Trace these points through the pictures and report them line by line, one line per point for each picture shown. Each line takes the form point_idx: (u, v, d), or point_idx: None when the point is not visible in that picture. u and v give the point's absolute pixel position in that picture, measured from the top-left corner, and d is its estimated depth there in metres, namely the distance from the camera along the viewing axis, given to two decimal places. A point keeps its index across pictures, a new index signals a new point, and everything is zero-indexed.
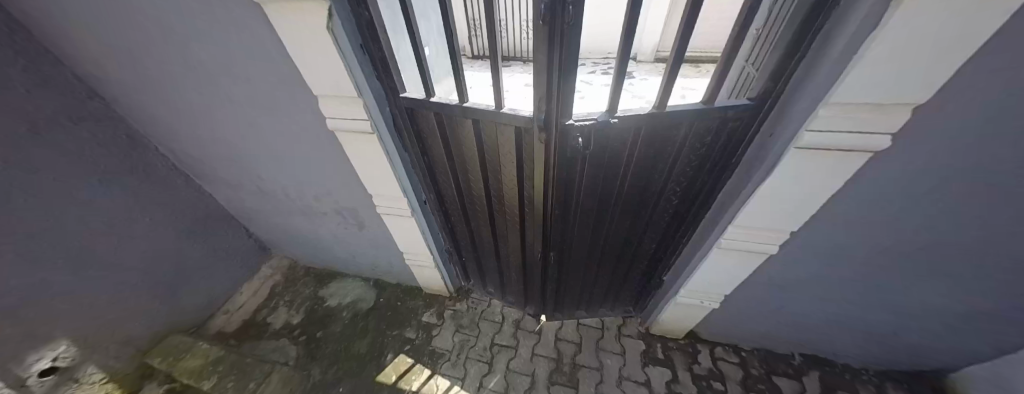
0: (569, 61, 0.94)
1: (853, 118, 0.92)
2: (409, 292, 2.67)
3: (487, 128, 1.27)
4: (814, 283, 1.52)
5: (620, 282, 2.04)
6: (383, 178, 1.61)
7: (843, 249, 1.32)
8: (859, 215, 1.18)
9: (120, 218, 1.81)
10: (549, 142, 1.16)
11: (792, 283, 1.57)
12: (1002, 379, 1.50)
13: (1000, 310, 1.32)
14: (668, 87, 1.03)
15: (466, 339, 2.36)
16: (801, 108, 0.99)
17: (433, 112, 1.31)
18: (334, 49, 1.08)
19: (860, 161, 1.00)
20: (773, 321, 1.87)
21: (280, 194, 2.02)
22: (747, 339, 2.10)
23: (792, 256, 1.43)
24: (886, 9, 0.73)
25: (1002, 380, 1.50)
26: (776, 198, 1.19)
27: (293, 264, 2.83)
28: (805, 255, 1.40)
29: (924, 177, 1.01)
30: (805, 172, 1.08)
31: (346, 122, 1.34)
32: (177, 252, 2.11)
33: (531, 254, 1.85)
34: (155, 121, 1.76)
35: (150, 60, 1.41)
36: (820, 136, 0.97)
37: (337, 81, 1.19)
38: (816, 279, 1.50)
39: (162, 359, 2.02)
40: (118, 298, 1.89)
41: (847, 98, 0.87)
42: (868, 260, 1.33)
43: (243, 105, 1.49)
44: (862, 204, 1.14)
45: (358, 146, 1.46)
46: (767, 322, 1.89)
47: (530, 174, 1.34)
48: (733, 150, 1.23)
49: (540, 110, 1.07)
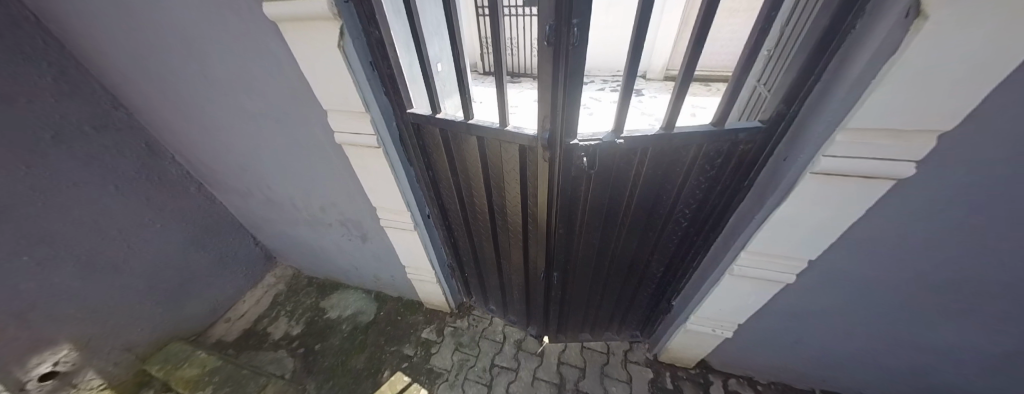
0: (574, 81, 0.93)
1: (873, 144, 0.87)
2: (410, 307, 2.63)
3: (491, 145, 1.27)
4: (836, 315, 1.42)
5: (626, 305, 1.96)
6: (387, 192, 1.61)
7: (867, 281, 1.24)
8: (884, 245, 1.11)
9: (131, 224, 1.85)
10: (553, 161, 1.15)
11: (811, 315, 1.47)
12: None
13: None
14: (677, 107, 1.01)
15: (465, 358, 2.29)
16: (817, 133, 0.95)
17: (438, 128, 1.31)
18: (344, 66, 1.11)
19: (882, 188, 0.95)
20: (791, 354, 1.75)
21: (287, 204, 2.04)
22: (763, 372, 1.98)
23: (811, 286, 1.35)
24: (906, 36, 0.71)
25: None
26: (792, 225, 1.14)
27: (297, 273, 2.84)
28: (825, 285, 1.32)
29: (956, 207, 0.94)
30: (822, 198, 1.03)
31: (352, 136, 1.35)
32: (185, 259, 2.13)
33: (534, 273, 1.80)
34: (173, 130, 1.82)
35: (171, 72, 1.47)
36: (839, 161, 0.93)
37: (345, 96, 1.21)
38: (838, 311, 1.40)
39: (160, 367, 2.01)
40: (122, 304, 1.90)
41: (866, 124, 0.84)
42: (895, 294, 1.24)
43: (255, 117, 1.52)
44: (886, 234, 1.07)
45: (364, 159, 1.47)
46: (785, 355, 1.78)
47: (534, 191, 1.32)
48: (746, 174, 1.18)
49: (543, 127, 1.06)
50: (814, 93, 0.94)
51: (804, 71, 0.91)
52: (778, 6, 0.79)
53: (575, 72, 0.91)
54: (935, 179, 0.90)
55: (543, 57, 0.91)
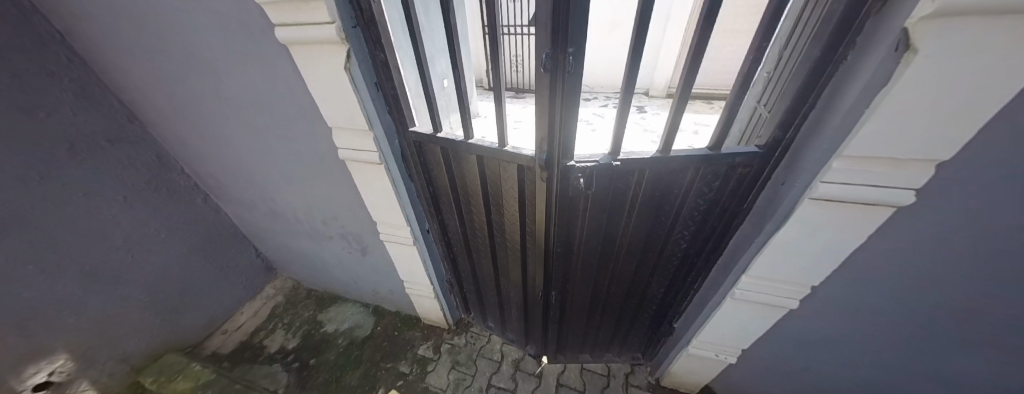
0: (571, 106, 0.95)
1: (871, 172, 0.87)
2: (407, 322, 2.60)
3: (490, 164, 1.28)
4: (843, 344, 1.38)
5: (626, 327, 1.93)
6: (388, 207, 1.62)
7: (873, 309, 1.20)
8: (889, 274, 1.08)
9: (136, 234, 1.88)
10: (551, 181, 1.16)
11: (817, 342, 1.43)
12: None
13: None
14: (674, 130, 1.02)
15: (461, 377, 2.24)
16: (814, 159, 0.95)
17: (439, 146, 1.33)
18: (350, 87, 1.15)
19: (881, 215, 0.94)
20: (798, 382, 1.69)
21: (290, 216, 2.06)
22: None
23: (815, 313, 1.32)
24: (896, 67, 0.73)
25: None
26: (792, 250, 1.12)
27: (296, 285, 2.83)
28: (830, 312, 1.29)
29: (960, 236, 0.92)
30: (821, 224, 1.02)
31: (355, 152, 1.38)
32: (186, 269, 2.15)
33: (532, 291, 1.78)
34: (184, 143, 1.88)
35: (184, 89, 1.53)
36: (836, 188, 0.92)
37: (350, 115, 1.25)
38: (845, 339, 1.36)
39: (154, 378, 1.99)
40: (122, 314, 1.91)
41: (862, 152, 0.84)
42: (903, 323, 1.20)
43: (263, 131, 1.56)
44: (891, 262, 1.05)
45: (366, 175, 1.49)
46: (792, 383, 1.71)
47: (532, 209, 1.32)
48: (744, 198, 1.18)
49: (541, 149, 1.08)
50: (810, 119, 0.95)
51: (799, 99, 0.92)
52: (770, 37, 0.81)
53: (572, 96, 0.93)
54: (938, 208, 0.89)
55: (541, 82, 0.94)
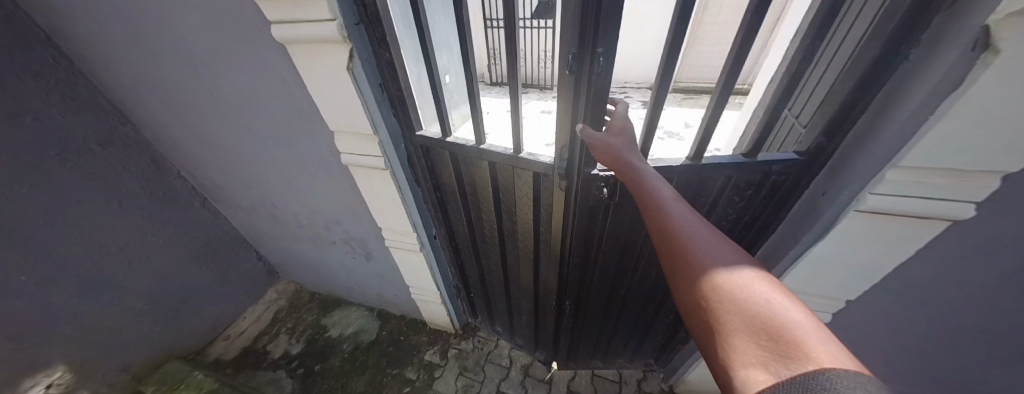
0: (596, 111, 0.87)
1: (927, 183, 0.79)
2: (413, 326, 2.55)
3: (503, 170, 1.20)
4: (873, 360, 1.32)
5: (639, 335, 1.87)
6: (394, 213, 1.55)
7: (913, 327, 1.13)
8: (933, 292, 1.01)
9: (133, 241, 1.81)
10: (569, 189, 1.09)
11: None
12: None
13: None
14: (706, 135, 0.94)
15: (469, 384, 2.19)
16: (863, 169, 0.87)
17: (448, 151, 1.25)
18: (353, 89, 1.06)
19: (934, 230, 0.86)
20: None
21: (291, 221, 2.00)
22: None
23: (847, 327, 1.25)
24: (972, 69, 0.64)
25: None
26: (829, 264, 1.05)
27: (299, 288, 2.78)
28: (864, 327, 1.22)
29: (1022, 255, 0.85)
30: (865, 238, 0.95)
31: (358, 157, 1.30)
32: (186, 275, 2.09)
33: (544, 299, 1.72)
34: (180, 146, 1.80)
35: (177, 89, 1.44)
36: (887, 200, 0.84)
37: (353, 119, 1.16)
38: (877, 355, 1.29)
39: (156, 388, 1.94)
40: (120, 323, 1.85)
41: (919, 162, 0.76)
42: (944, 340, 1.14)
43: (261, 135, 1.48)
44: (938, 280, 0.98)
45: (371, 181, 1.41)
46: None
47: (547, 217, 1.25)
48: (778, 207, 1.10)
49: (561, 156, 1.00)
50: (859, 124, 0.86)
51: (850, 103, 0.83)
52: (823, 35, 0.73)
53: (598, 99, 0.85)
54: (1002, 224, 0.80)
55: (564, 85, 0.86)
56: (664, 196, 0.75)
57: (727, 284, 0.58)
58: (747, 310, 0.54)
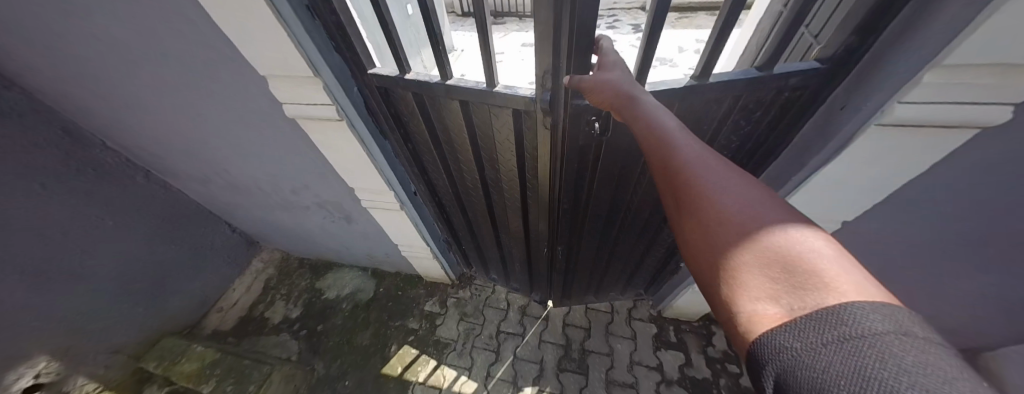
0: (583, 24, 0.68)
1: (970, 85, 0.66)
2: (409, 280, 2.55)
3: (479, 111, 1.03)
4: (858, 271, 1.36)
5: (631, 271, 1.90)
6: (363, 172, 1.39)
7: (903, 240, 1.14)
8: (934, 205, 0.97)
9: (78, 226, 1.64)
10: (558, 126, 0.94)
11: None
12: None
13: None
14: (718, 50, 0.76)
15: (471, 327, 2.28)
16: (894, 74, 0.74)
17: (410, 92, 1.05)
18: (273, 17, 0.82)
19: (960, 140, 0.77)
20: None
21: (254, 189, 1.82)
22: None
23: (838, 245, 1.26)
24: None
25: None
26: (834, 185, 0.99)
27: (285, 255, 2.70)
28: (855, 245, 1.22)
29: None
30: (880, 155, 0.86)
31: (306, 108, 1.10)
32: (155, 255, 1.97)
33: (535, 245, 1.68)
34: (94, 114, 1.52)
35: (53, 39, 1.14)
36: (918, 110, 0.74)
37: (284, 59, 0.94)
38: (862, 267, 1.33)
39: (156, 364, 1.95)
40: (95, 309, 1.77)
41: (968, 59, 0.62)
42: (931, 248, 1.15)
43: (183, 91, 1.23)
44: (944, 193, 0.93)
45: (328, 136, 1.22)
46: None
47: (533, 162, 1.12)
48: (789, 128, 0.99)
49: (544, 86, 0.83)
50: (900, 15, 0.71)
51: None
52: None
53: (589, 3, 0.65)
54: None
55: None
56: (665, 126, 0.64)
57: (733, 215, 0.49)
58: (758, 243, 0.45)
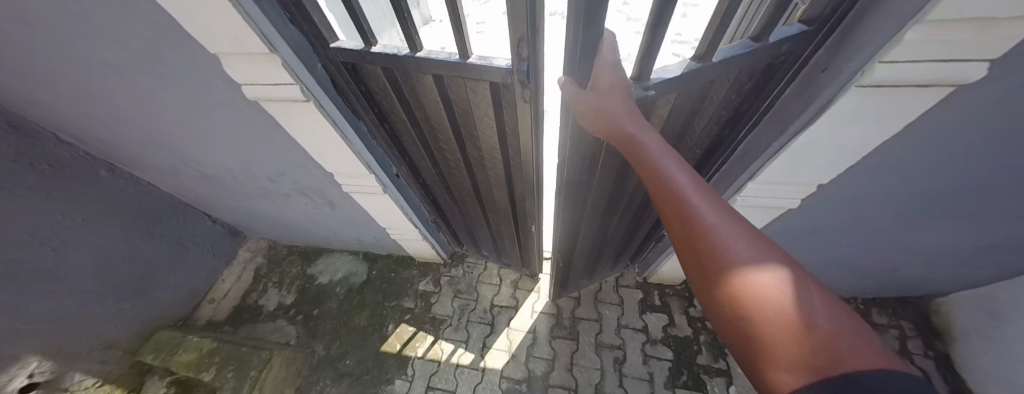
0: None
1: (950, 41, 0.64)
2: (400, 262, 2.56)
3: (454, 85, 0.98)
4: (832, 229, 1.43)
5: (620, 247, 1.93)
6: (340, 155, 1.34)
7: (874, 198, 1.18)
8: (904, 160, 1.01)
9: (47, 226, 1.56)
10: (537, 96, 0.90)
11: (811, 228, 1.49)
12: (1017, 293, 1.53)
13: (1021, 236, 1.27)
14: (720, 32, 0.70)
15: (465, 303, 2.33)
16: (872, 30, 0.72)
17: (379, 67, 0.99)
18: None
19: (937, 97, 0.77)
20: None
21: (228, 178, 1.76)
22: None
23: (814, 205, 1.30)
24: None
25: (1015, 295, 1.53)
26: (813, 149, 1.01)
27: (272, 244, 2.67)
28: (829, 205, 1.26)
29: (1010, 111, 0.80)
30: (858, 115, 0.87)
31: (268, 89, 1.03)
32: (134, 250, 1.93)
33: (522, 222, 1.69)
34: (40, 106, 1.41)
35: None
36: (897, 68, 0.72)
37: (234, 34, 0.86)
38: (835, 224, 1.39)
39: (154, 356, 1.96)
40: (81, 307, 1.75)
41: (950, 14, 0.59)
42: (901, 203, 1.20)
43: (131, 77, 1.14)
44: (915, 149, 0.95)
45: (296, 118, 1.16)
46: None
47: (514, 139, 1.10)
48: (767, 94, 0.98)
49: (519, 56, 0.77)
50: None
51: None
52: None
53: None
54: (1014, 80, 0.70)
55: None
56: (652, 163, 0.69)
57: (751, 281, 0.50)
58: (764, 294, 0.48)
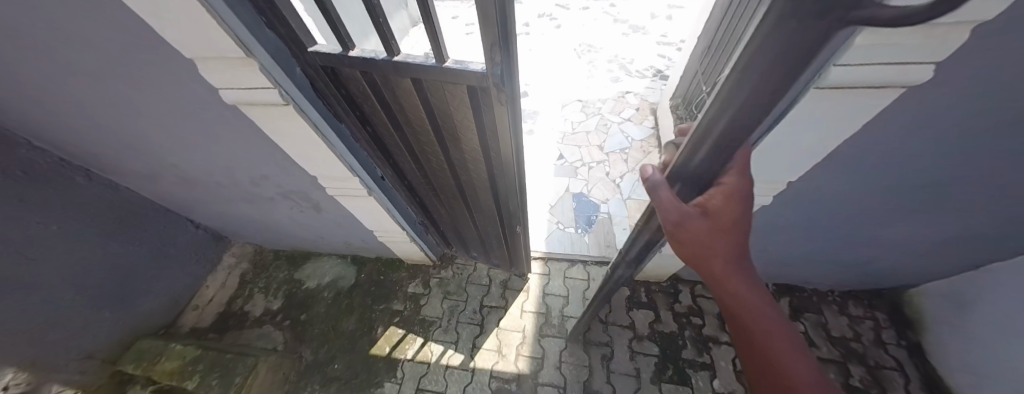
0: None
1: (894, 45, 0.68)
2: (389, 265, 2.56)
3: (433, 89, 0.99)
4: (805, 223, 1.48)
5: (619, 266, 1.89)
6: (323, 158, 1.34)
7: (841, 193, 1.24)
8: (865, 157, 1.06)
9: (22, 233, 1.52)
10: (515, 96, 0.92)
11: (788, 223, 1.54)
12: (982, 284, 1.60)
13: (980, 227, 1.33)
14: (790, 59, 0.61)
15: (455, 305, 2.34)
16: None
17: (358, 71, 1.00)
18: None
19: (889, 98, 0.81)
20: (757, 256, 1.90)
21: (210, 183, 1.74)
22: None
23: (785, 200, 1.35)
24: None
25: (981, 287, 1.60)
26: (778, 148, 1.05)
27: (258, 248, 2.64)
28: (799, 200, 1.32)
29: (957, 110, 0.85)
30: (816, 117, 0.92)
31: (247, 93, 1.04)
32: (114, 257, 1.89)
33: (508, 223, 1.71)
34: (11, 111, 1.38)
35: None
36: (850, 72, 0.76)
37: (209, 38, 0.87)
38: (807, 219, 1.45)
39: (135, 365, 1.92)
40: (58, 317, 1.70)
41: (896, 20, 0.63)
42: (864, 198, 1.27)
43: (106, 82, 1.13)
44: (874, 146, 1.01)
45: (276, 122, 1.16)
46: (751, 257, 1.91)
47: (495, 141, 1.11)
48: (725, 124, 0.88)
49: (493, 61, 0.79)
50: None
51: None
52: None
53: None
54: None
55: None
56: (742, 294, 0.70)
57: None
58: None
